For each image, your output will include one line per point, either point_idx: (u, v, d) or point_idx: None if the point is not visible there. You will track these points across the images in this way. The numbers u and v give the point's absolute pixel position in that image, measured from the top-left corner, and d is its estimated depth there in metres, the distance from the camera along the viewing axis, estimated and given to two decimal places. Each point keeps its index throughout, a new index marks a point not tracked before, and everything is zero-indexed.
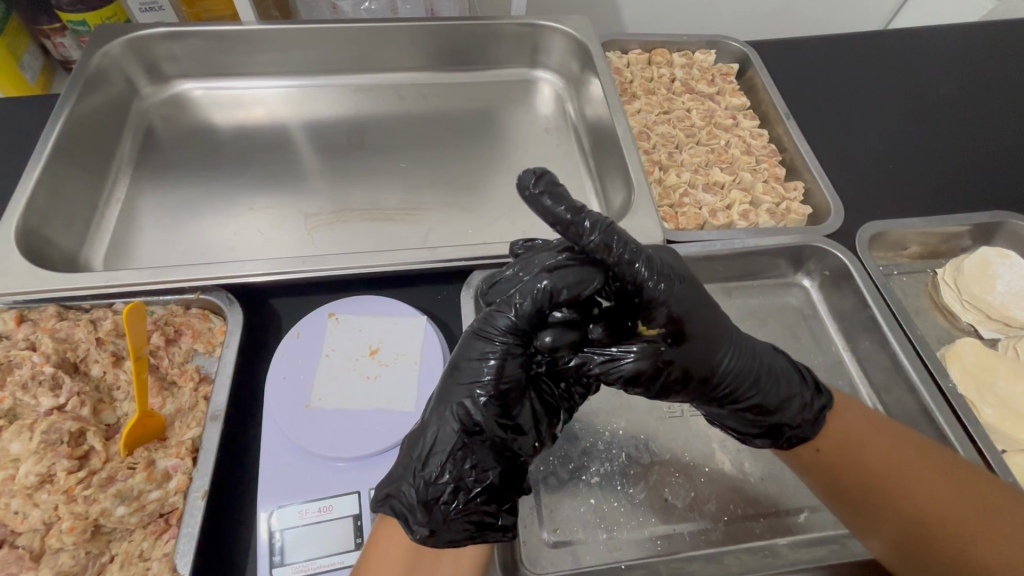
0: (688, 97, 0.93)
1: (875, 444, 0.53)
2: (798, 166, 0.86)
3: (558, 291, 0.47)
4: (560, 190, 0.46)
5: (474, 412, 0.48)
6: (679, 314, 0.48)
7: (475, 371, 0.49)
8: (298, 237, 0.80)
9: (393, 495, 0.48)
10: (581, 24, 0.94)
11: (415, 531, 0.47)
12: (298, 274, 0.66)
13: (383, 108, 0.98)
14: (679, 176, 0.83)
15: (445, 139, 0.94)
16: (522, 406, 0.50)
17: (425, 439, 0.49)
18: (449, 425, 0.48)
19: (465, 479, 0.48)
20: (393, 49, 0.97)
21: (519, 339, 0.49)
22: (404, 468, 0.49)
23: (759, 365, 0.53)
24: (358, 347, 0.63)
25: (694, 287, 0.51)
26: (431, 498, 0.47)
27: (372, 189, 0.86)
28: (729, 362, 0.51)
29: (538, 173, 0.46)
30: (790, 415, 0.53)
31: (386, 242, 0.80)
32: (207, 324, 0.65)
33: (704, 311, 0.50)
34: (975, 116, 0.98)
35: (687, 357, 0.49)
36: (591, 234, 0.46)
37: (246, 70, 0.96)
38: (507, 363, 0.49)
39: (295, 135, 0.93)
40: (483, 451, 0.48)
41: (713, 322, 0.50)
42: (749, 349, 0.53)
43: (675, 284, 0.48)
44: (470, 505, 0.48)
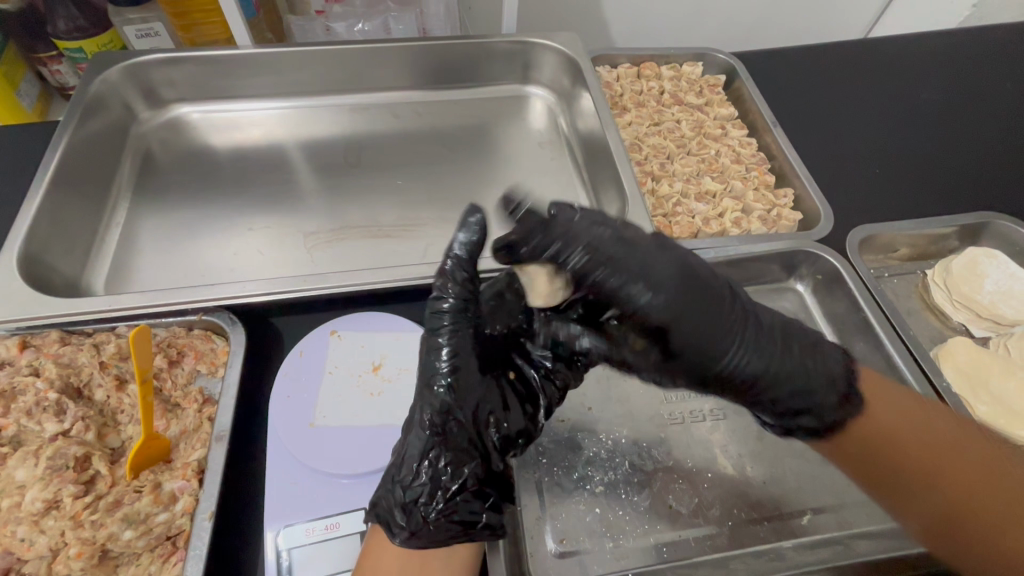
0: (678, 109, 0.95)
1: (915, 432, 0.53)
2: (787, 173, 0.88)
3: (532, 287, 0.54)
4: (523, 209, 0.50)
5: (438, 416, 0.52)
6: (658, 315, 0.47)
7: (432, 380, 0.53)
8: (298, 256, 0.81)
9: (377, 503, 0.51)
10: (571, 41, 0.96)
11: (396, 534, 0.50)
12: (299, 292, 0.66)
13: (379, 127, 0.99)
14: (671, 186, 0.84)
15: (440, 156, 0.96)
16: (484, 403, 0.54)
17: (399, 448, 0.53)
18: (418, 429, 0.52)
19: (437, 481, 0.51)
20: (387, 69, 0.98)
21: (472, 342, 0.54)
22: (384, 477, 0.53)
23: (808, 359, 0.53)
24: (360, 363, 0.63)
25: (689, 283, 0.49)
26: (409, 502, 0.51)
27: (370, 207, 0.88)
28: (757, 361, 0.51)
29: (506, 194, 0.51)
30: (824, 411, 0.54)
31: (385, 258, 0.81)
32: (210, 345, 0.65)
33: (703, 312, 0.49)
34: (957, 120, 1.00)
35: (693, 356, 0.50)
36: (554, 248, 0.48)
37: (241, 92, 0.98)
38: (460, 366, 0.53)
39: (292, 156, 0.95)
40: (452, 453, 0.52)
41: (717, 320, 0.50)
42: (780, 343, 0.53)
43: (651, 288, 0.47)
44: (448, 504, 0.51)
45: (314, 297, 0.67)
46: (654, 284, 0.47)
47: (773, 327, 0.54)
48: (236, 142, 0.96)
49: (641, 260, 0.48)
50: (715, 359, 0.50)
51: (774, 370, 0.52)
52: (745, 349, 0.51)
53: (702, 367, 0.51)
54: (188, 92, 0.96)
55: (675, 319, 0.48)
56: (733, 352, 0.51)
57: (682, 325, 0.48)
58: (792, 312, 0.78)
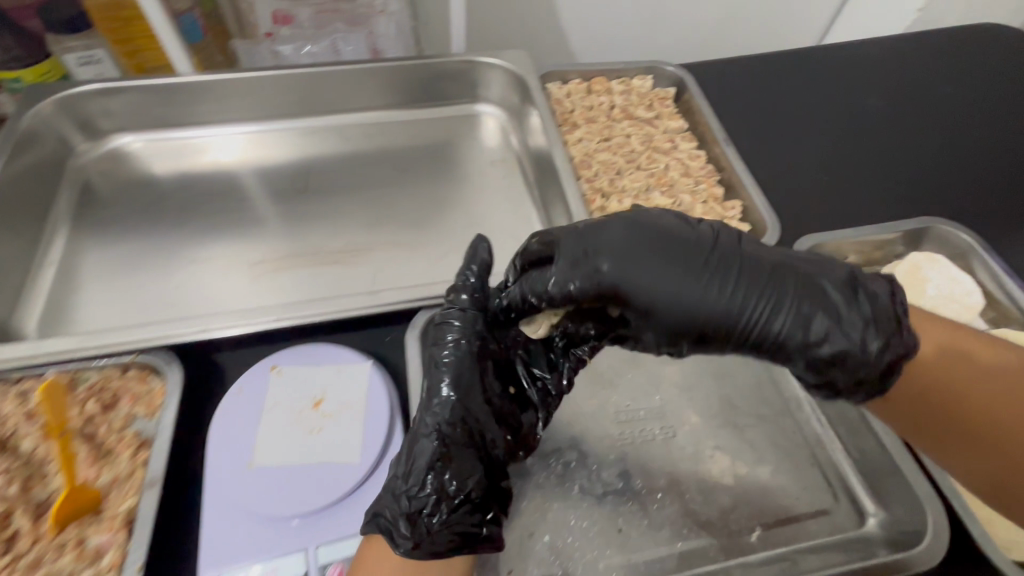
0: (627, 123, 0.96)
1: (960, 375, 0.52)
2: (735, 184, 0.88)
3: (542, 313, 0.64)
4: (486, 261, 0.62)
5: (446, 424, 0.54)
6: (613, 277, 0.52)
7: (434, 398, 0.56)
8: (243, 288, 0.79)
9: (379, 513, 0.51)
10: (518, 60, 0.96)
11: (399, 545, 0.50)
12: (243, 329, 0.66)
13: (329, 151, 0.98)
14: (621, 203, 0.85)
15: (392, 178, 0.95)
16: (491, 415, 0.56)
17: (401, 458, 0.54)
18: (425, 435, 0.54)
19: (443, 489, 0.52)
20: (336, 92, 0.97)
21: (477, 355, 0.58)
22: (385, 489, 0.53)
23: (815, 295, 0.50)
24: (300, 399, 0.62)
25: (632, 244, 0.53)
26: (414, 512, 0.51)
27: (319, 233, 0.86)
28: (754, 315, 0.50)
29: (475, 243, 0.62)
30: (820, 343, 0.49)
31: (333, 286, 0.79)
32: (146, 386, 0.63)
33: (663, 270, 0.52)
34: (901, 127, 1.02)
35: (676, 321, 0.52)
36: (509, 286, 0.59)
37: (190, 119, 0.96)
38: (460, 382, 0.56)
39: (239, 183, 0.93)
40: (456, 460, 0.53)
41: (680, 269, 0.52)
42: (780, 291, 0.50)
43: (584, 272, 0.53)
44: (452, 516, 0.52)
45: (254, 333, 0.66)
46: (595, 255, 0.53)
47: (778, 270, 0.51)
48: (181, 171, 0.93)
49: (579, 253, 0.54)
50: (689, 314, 0.51)
51: (781, 324, 0.50)
52: (722, 293, 0.51)
53: (687, 334, 0.52)
54: (125, 120, 0.93)
55: (633, 284, 0.52)
56: (704, 300, 0.51)
57: (634, 284, 0.52)
58: None
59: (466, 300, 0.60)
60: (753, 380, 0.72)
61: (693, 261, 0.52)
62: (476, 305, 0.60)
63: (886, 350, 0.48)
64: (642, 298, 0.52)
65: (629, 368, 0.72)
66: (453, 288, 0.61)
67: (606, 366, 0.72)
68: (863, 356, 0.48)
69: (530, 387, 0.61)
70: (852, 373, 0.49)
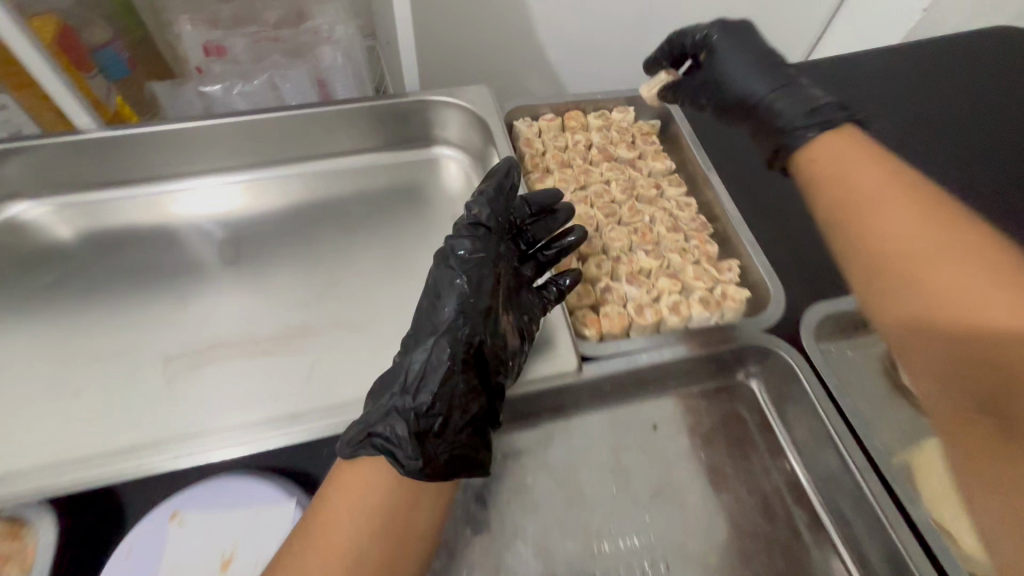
0: (607, 166, 0.83)
1: (893, 229, 0.47)
2: (731, 238, 0.77)
3: (556, 244, 0.67)
4: (512, 177, 0.65)
5: (462, 342, 0.54)
6: (716, 66, 0.66)
7: (437, 322, 0.56)
8: (152, 391, 0.65)
9: (377, 433, 0.51)
10: (479, 97, 0.84)
11: (405, 465, 0.49)
12: (149, 470, 0.54)
13: (265, 208, 0.85)
14: (600, 268, 0.73)
15: (339, 236, 0.82)
16: (497, 334, 0.57)
17: (409, 373, 0.53)
18: (438, 354, 0.53)
19: (453, 409, 0.53)
20: (269, 141, 0.84)
21: (484, 273, 0.58)
22: (382, 407, 0.52)
23: (813, 104, 0.58)
24: (204, 558, 0.51)
25: (743, 41, 0.65)
26: (422, 431, 0.51)
27: (249, 314, 0.74)
28: (762, 89, 0.62)
29: (506, 164, 0.66)
30: (793, 119, 0.58)
31: (264, 385, 0.67)
32: (16, 544, 0.52)
33: (740, 52, 0.65)
34: (922, 154, 0.88)
35: (720, 88, 0.66)
36: (516, 203, 0.66)
37: (177, 168, 0.85)
38: (461, 305, 0.56)
39: (160, 253, 0.80)
40: (465, 381, 0.54)
41: (768, 71, 0.63)
42: (806, 108, 0.58)
43: (721, 39, 0.66)
44: (458, 437, 0.53)
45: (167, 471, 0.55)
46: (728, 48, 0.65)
47: (803, 98, 0.59)
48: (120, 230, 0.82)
49: (727, 34, 0.66)
50: (739, 89, 0.64)
51: (786, 97, 0.60)
52: (767, 76, 0.63)
53: (735, 106, 0.65)
54: (70, 178, 0.82)
55: (726, 65, 0.65)
56: (759, 71, 0.63)
57: (723, 76, 0.65)
58: (739, 411, 0.67)
59: (491, 220, 0.61)
60: (760, 493, 0.62)
61: (770, 60, 0.64)
62: (497, 230, 0.61)
63: (835, 115, 0.57)
64: (725, 81, 0.65)
65: (613, 480, 0.62)
66: (478, 204, 0.62)
67: (585, 482, 0.62)
68: (816, 134, 0.56)
69: (519, 319, 0.60)
70: (815, 127, 0.56)
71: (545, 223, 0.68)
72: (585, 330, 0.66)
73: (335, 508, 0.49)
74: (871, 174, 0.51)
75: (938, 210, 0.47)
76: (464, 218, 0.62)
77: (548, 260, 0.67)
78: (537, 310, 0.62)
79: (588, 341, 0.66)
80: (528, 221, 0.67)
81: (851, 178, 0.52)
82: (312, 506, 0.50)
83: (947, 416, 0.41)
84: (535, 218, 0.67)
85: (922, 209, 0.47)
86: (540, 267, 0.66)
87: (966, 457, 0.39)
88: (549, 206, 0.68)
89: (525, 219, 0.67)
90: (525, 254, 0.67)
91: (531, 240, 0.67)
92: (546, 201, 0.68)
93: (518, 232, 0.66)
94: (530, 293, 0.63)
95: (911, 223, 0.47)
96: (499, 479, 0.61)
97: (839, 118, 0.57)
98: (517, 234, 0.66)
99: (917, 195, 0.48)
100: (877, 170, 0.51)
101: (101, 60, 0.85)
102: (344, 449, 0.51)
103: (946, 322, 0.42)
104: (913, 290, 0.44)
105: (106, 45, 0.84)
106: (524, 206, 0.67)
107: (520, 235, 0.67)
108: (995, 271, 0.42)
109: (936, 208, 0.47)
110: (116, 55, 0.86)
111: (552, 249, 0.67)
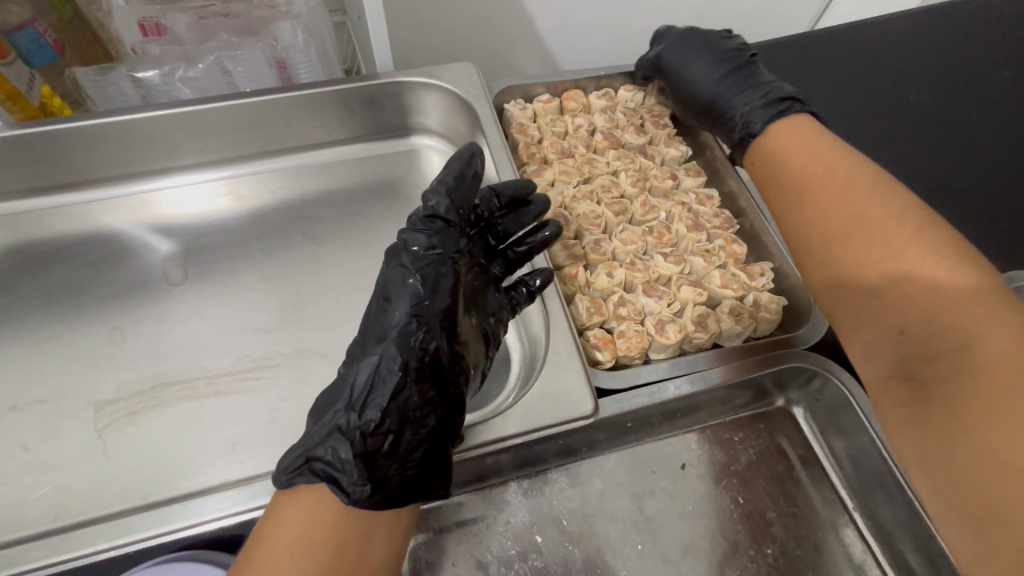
0: (613, 154, 0.72)
1: (859, 251, 0.47)
2: (760, 237, 0.67)
3: (532, 238, 0.56)
4: (475, 164, 0.54)
5: (415, 348, 0.45)
6: (664, 63, 0.71)
7: (385, 325, 0.46)
8: (83, 450, 0.55)
9: (316, 457, 0.42)
10: (462, 78, 0.71)
11: (351, 493, 0.41)
12: (74, 559, 0.44)
13: (213, 211, 0.71)
14: (612, 277, 0.62)
15: (303, 244, 0.70)
16: (457, 338, 0.47)
17: (353, 386, 0.44)
18: (387, 363, 0.44)
19: (405, 426, 0.43)
20: (214, 135, 0.70)
21: (440, 270, 0.48)
22: (320, 425, 0.43)
23: (759, 96, 0.62)
24: None
25: (693, 42, 0.69)
26: (369, 453, 0.42)
27: (199, 345, 0.62)
28: (717, 97, 0.65)
29: (468, 151, 0.54)
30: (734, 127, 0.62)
31: (218, 432, 0.56)
32: None
33: (699, 56, 0.68)
34: (956, 137, 0.80)
35: (680, 94, 0.69)
36: (480, 193, 0.55)
37: (138, 167, 0.71)
38: (412, 306, 0.46)
39: (84, 271, 0.66)
40: (420, 393, 0.44)
41: (719, 66, 0.66)
42: (756, 100, 0.62)
43: (665, 45, 0.71)
44: (412, 457, 0.43)
45: (96, 559, 0.44)
46: (673, 47, 0.70)
47: (752, 88, 0.64)
48: (53, 242, 0.68)
49: (672, 40, 0.70)
50: (699, 96, 0.67)
51: (740, 97, 0.63)
52: (715, 79, 0.66)
53: (698, 112, 0.68)
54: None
55: (671, 63, 0.70)
56: (713, 76, 0.66)
57: (678, 68, 0.69)
58: (780, 446, 0.60)
59: (451, 211, 0.51)
60: (802, 538, 0.56)
61: (729, 62, 0.67)
62: (459, 221, 0.51)
63: (776, 111, 0.60)
64: (678, 80, 0.69)
65: (637, 534, 0.54)
66: (435, 193, 0.51)
67: (609, 535, 0.54)
68: (757, 136, 0.60)
69: (486, 318, 0.51)
70: (754, 129, 0.60)
71: (517, 215, 0.57)
72: (598, 355, 0.57)
73: (272, 550, 0.40)
74: (798, 158, 0.55)
75: (868, 187, 0.49)
76: (418, 209, 0.51)
77: (520, 256, 0.56)
78: (507, 313, 0.53)
79: (602, 368, 0.57)
80: (499, 212, 0.56)
81: (782, 162, 0.57)
82: (246, 545, 0.41)
83: (875, 379, 0.46)
84: (507, 208, 0.57)
85: (846, 190, 0.50)
86: (510, 264, 0.56)
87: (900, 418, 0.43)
88: (523, 197, 0.57)
89: (495, 210, 0.56)
90: (494, 250, 0.56)
91: (502, 234, 0.56)
92: (518, 190, 0.57)
93: (484, 225, 0.56)
94: (498, 293, 0.53)
95: (832, 208, 0.50)
96: (503, 538, 0.53)
97: (782, 113, 0.59)
98: (484, 227, 0.56)
99: (837, 176, 0.52)
100: (802, 151, 0.55)
101: (15, 43, 0.64)
102: (281, 477, 0.42)
103: (870, 299, 0.46)
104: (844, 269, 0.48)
105: (23, 25, 0.63)
106: (493, 196, 0.55)
107: (490, 227, 0.56)
108: (915, 242, 0.44)
109: (864, 185, 0.50)
110: (38, 36, 0.66)
111: (526, 242, 0.56)
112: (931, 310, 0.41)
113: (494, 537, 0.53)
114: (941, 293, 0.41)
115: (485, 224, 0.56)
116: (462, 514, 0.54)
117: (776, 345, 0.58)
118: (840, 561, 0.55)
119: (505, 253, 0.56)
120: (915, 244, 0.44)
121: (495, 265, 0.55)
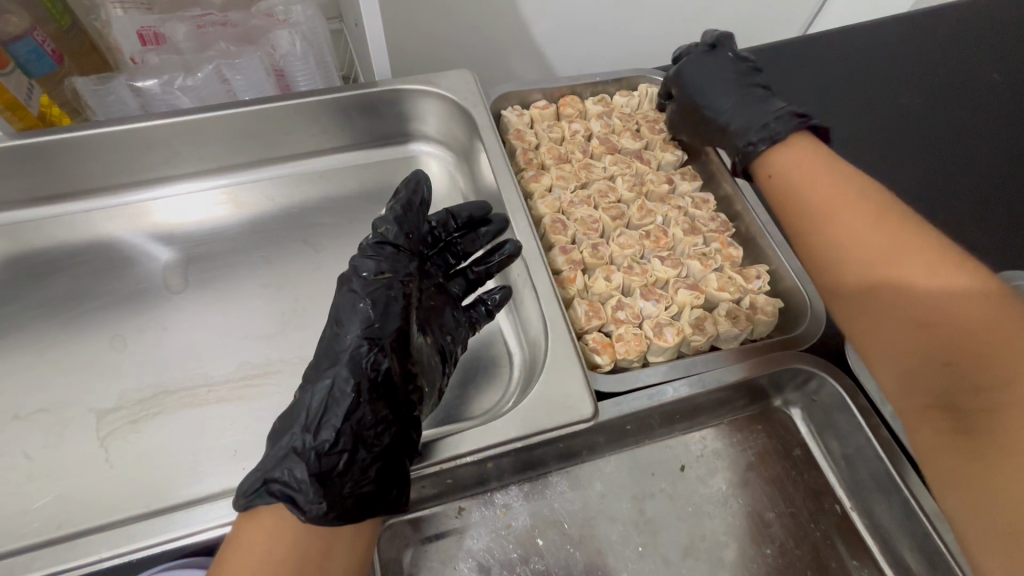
0: (610, 159, 0.72)
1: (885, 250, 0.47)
2: (755, 240, 0.67)
3: (489, 255, 0.58)
4: (425, 188, 0.55)
5: (368, 367, 0.46)
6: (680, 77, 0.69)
7: (339, 349, 0.47)
8: (86, 458, 0.55)
9: (273, 479, 0.42)
10: (460, 84, 0.72)
11: (307, 511, 0.41)
12: (78, 567, 0.44)
13: (213, 220, 0.72)
14: (610, 281, 0.63)
15: (303, 250, 0.70)
16: (410, 357, 0.49)
17: (308, 409, 0.45)
18: (341, 386, 0.45)
19: (360, 446, 0.44)
20: (212, 143, 0.70)
21: (392, 295, 0.50)
22: (278, 446, 0.44)
23: (768, 109, 0.61)
24: None
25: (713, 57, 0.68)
26: (325, 472, 0.42)
27: (202, 352, 0.62)
28: (723, 107, 0.64)
29: (418, 175, 0.55)
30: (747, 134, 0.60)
31: (219, 438, 0.57)
32: None
33: (715, 72, 0.67)
34: (949, 141, 0.81)
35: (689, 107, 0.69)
36: (434, 214, 0.57)
37: (138, 175, 0.71)
38: (365, 330, 0.47)
39: (86, 278, 0.66)
40: (374, 412, 0.45)
41: (734, 80, 0.65)
42: (766, 112, 0.61)
43: (685, 59, 0.69)
44: (368, 473, 0.44)
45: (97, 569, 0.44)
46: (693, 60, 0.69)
47: (765, 103, 0.63)
48: (55, 252, 0.68)
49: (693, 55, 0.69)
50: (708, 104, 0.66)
51: (750, 109, 0.62)
52: (727, 93, 0.65)
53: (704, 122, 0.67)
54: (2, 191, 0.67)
55: (688, 74, 0.68)
56: (725, 93, 0.64)
57: (694, 79, 0.68)
58: (778, 446, 0.61)
59: (400, 236, 0.52)
60: (801, 538, 0.56)
61: (744, 81, 0.65)
62: (409, 245, 0.53)
63: (791, 124, 0.58)
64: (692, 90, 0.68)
65: (638, 537, 0.55)
66: (385, 220, 0.52)
67: (610, 536, 0.55)
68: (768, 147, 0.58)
69: (444, 338, 0.54)
70: (767, 139, 0.58)
71: (475, 235, 0.59)
72: (598, 358, 0.57)
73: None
74: (817, 161, 0.55)
75: (884, 198, 0.50)
76: (368, 235, 0.53)
77: (478, 276, 0.58)
78: (465, 330, 0.56)
79: (601, 371, 0.57)
80: (456, 232, 0.59)
81: (792, 167, 0.56)
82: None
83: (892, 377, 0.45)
84: (463, 229, 0.59)
85: (868, 204, 0.50)
86: (470, 283, 0.58)
87: (917, 417, 0.42)
88: (479, 218, 0.60)
89: (452, 230, 0.58)
90: (452, 268, 0.59)
91: (460, 253, 0.59)
92: (473, 211, 0.59)
93: (440, 246, 0.58)
94: (456, 311, 0.56)
95: (841, 207, 0.51)
96: (505, 542, 0.54)
97: (798, 128, 0.58)
98: (443, 247, 0.58)
99: (852, 183, 0.52)
100: (825, 161, 0.55)
101: (15, 53, 0.65)
102: (238, 501, 0.42)
103: (899, 297, 0.45)
104: (873, 267, 0.47)
105: (23, 35, 0.64)
106: (448, 217, 0.58)
107: (448, 247, 0.59)
108: (941, 256, 0.45)
109: (889, 204, 0.49)
110: (37, 46, 0.66)
111: (487, 259, 0.58)
112: (974, 324, 0.40)
113: (495, 540, 0.54)
114: (964, 303, 0.42)
115: (441, 243, 0.58)
116: (463, 518, 0.55)
117: (774, 347, 0.59)
118: (841, 563, 0.56)
119: (464, 272, 0.58)
120: (940, 257, 0.44)
121: (453, 287, 0.58)
